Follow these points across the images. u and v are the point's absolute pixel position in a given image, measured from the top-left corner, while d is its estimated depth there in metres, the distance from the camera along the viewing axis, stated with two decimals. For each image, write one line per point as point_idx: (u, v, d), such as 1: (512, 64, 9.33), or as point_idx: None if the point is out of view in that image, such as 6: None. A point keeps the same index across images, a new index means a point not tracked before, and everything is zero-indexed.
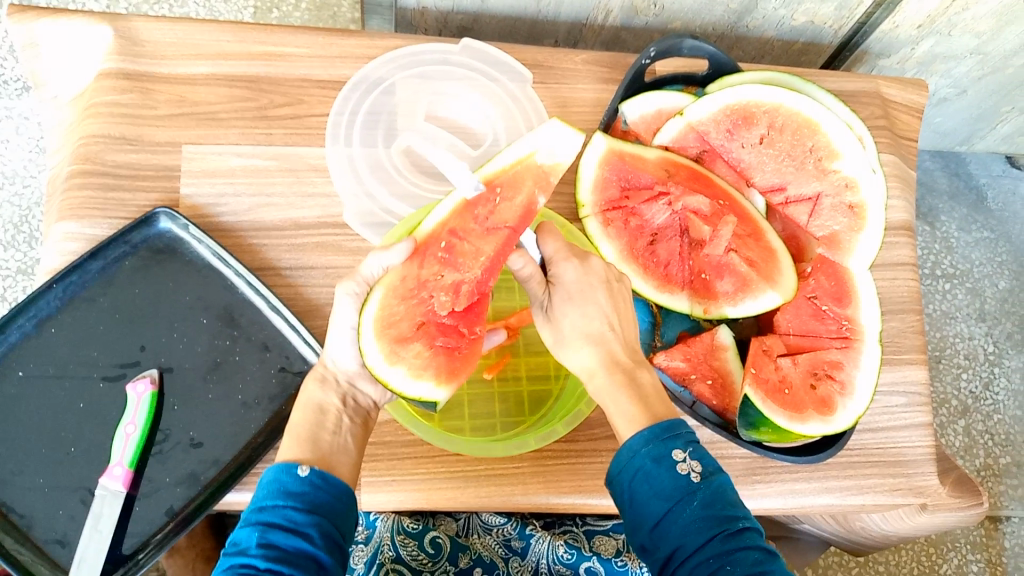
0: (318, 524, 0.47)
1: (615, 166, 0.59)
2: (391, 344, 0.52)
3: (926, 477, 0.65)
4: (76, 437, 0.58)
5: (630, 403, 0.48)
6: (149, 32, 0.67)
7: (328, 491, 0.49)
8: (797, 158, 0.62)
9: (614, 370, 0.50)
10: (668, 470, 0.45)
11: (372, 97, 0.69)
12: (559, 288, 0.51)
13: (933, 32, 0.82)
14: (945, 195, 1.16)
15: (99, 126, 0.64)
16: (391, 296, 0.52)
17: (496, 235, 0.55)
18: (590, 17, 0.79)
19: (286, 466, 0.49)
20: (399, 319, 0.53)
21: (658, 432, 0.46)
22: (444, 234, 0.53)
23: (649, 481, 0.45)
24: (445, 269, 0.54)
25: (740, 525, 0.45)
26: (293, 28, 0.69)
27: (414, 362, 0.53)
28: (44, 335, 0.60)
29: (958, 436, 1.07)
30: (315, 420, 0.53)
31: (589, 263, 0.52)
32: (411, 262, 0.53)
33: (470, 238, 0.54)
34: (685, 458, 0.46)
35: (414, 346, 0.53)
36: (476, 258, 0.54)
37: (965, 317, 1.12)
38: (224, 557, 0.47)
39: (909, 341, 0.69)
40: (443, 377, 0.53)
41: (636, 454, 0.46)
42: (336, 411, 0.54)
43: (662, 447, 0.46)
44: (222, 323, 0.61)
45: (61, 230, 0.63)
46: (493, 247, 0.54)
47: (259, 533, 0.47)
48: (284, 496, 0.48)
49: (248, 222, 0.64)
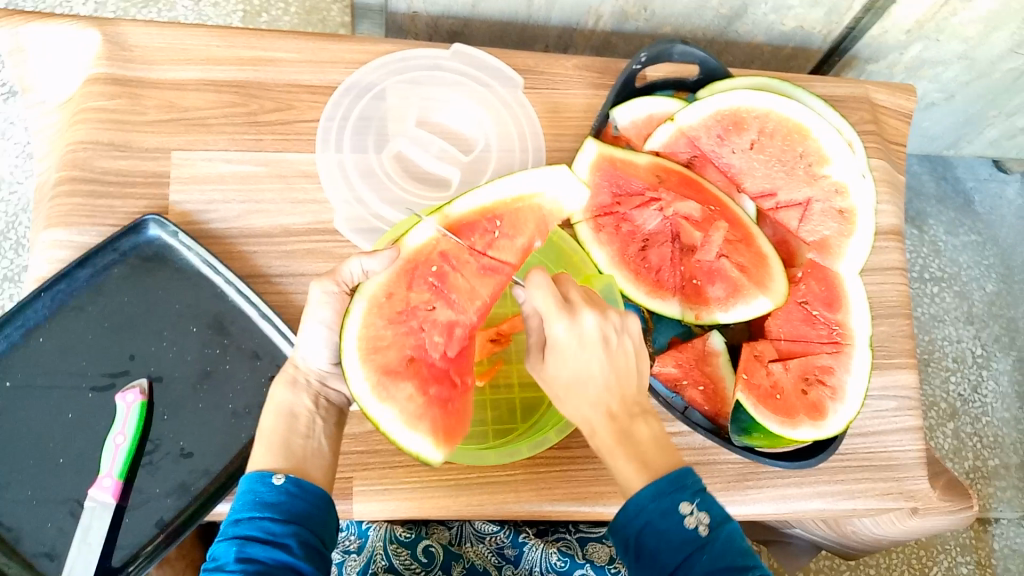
0: (297, 534, 0.48)
1: (606, 173, 0.59)
2: (378, 375, 0.52)
3: (917, 481, 0.65)
4: (65, 448, 0.58)
5: (624, 463, 0.48)
6: (138, 37, 0.66)
7: (304, 498, 0.49)
8: (787, 163, 0.63)
9: (612, 427, 0.49)
10: (676, 524, 0.46)
11: (363, 103, 0.68)
12: (553, 347, 0.48)
13: (921, 37, 0.82)
14: (933, 198, 1.17)
15: (86, 131, 0.64)
16: (375, 313, 0.52)
17: (490, 277, 0.55)
18: (580, 22, 0.79)
19: (261, 475, 0.50)
20: (386, 345, 0.52)
21: (664, 486, 0.47)
22: (434, 257, 0.53)
23: (658, 535, 0.46)
24: (435, 299, 0.54)
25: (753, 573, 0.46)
26: (282, 33, 0.68)
27: (405, 407, 0.52)
28: (31, 344, 0.59)
29: (947, 439, 1.07)
30: (288, 424, 0.53)
31: (580, 318, 0.48)
32: (400, 282, 0.52)
33: (464, 272, 0.54)
34: (692, 510, 0.47)
35: (405, 386, 0.52)
36: (470, 297, 0.55)
37: (953, 321, 1.12)
38: (206, 573, 0.48)
39: (899, 346, 0.69)
40: (439, 437, 0.52)
41: (642, 509, 0.47)
42: (308, 413, 0.54)
43: (669, 501, 0.47)
44: (211, 331, 0.61)
45: (49, 237, 0.62)
46: (488, 290, 0.55)
47: (236, 547, 0.47)
48: (260, 506, 0.48)
49: (238, 229, 0.64)
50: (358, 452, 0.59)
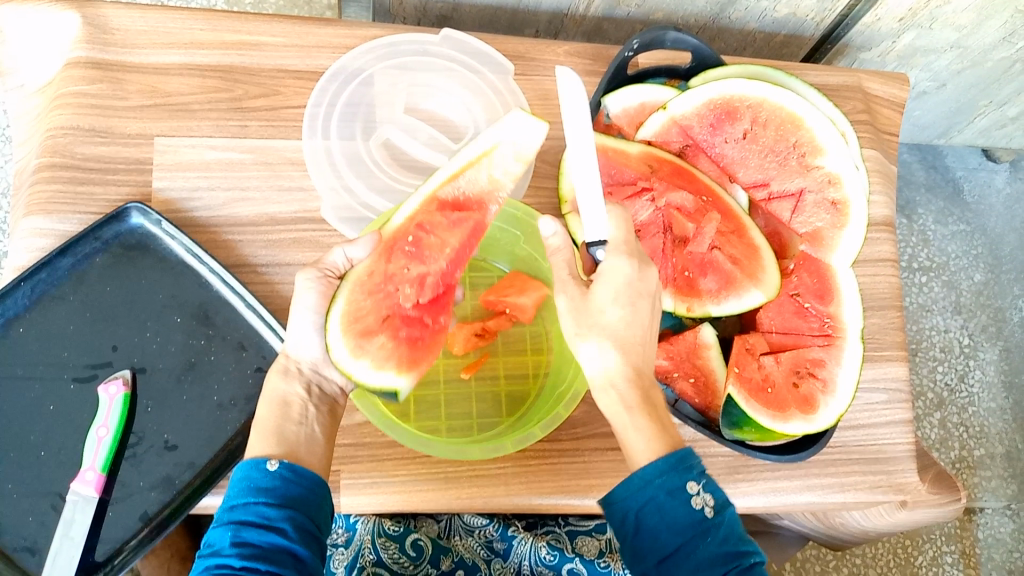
0: (291, 518, 0.46)
1: (597, 160, 0.58)
2: (357, 338, 0.52)
3: (906, 474, 0.65)
4: (46, 441, 0.56)
5: (646, 421, 0.48)
6: (119, 20, 0.65)
7: (300, 483, 0.48)
8: (780, 154, 0.62)
9: (635, 383, 0.49)
10: (683, 504, 0.45)
11: (350, 89, 0.67)
12: (604, 280, 0.49)
13: (915, 26, 0.81)
14: (922, 187, 1.17)
15: (67, 117, 0.62)
16: (358, 291, 0.52)
17: (462, 228, 0.55)
18: (571, 7, 0.78)
19: (255, 462, 0.48)
20: (365, 314, 0.53)
21: (675, 462, 0.47)
22: (411, 230, 0.53)
23: (663, 513, 0.45)
24: (412, 263, 0.55)
25: (750, 561, 0.45)
26: (267, 16, 0.66)
27: (377, 355, 0.52)
28: (11, 334, 0.58)
29: (933, 428, 1.08)
30: (281, 413, 0.52)
31: (646, 271, 0.49)
32: (380, 258, 0.53)
33: (437, 232, 0.54)
34: (699, 490, 0.46)
35: (378, 338, 0.53)
36: (441, 250, 0.55)
37: (941, 310, 1.13)
38: (199, 559, 0.46)
39: (890, 338, 0.69)
40: (403, 366, 0.53)
41: (649, 484, 0.46)
42: (301, 401, 0.52)
43: (677, 479, 0.46)
44: (196, 322, 0.60)
45: (29, 225, 0.61)
46: (459, 240, 0.55)
47: (231, 532, 0.46)
48: (254, 492, 0.47)
49: (223, 218, 0.63)
50: (346, 446, 0.58)
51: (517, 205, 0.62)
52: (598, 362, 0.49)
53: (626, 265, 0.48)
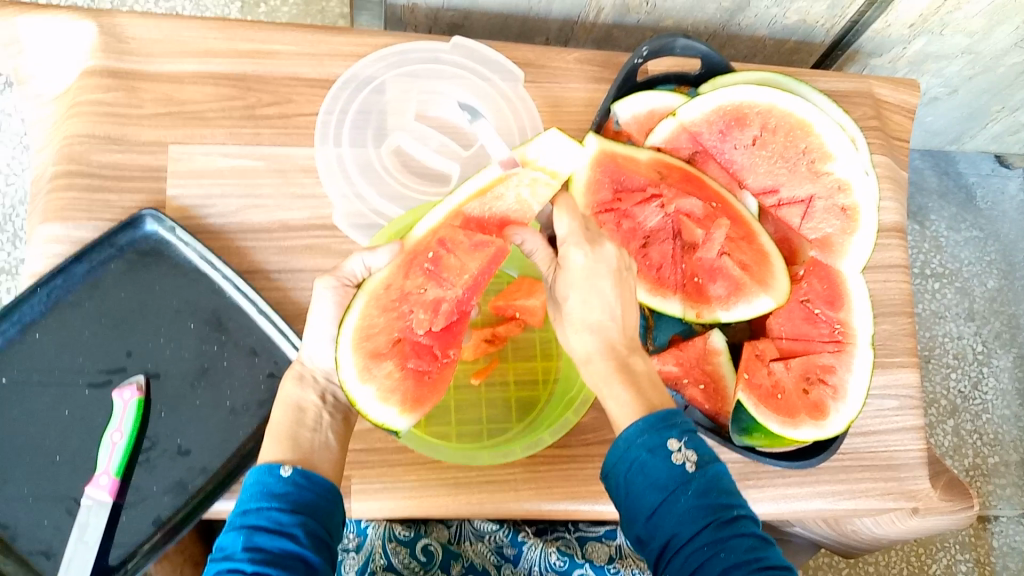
0: (303, 524, 0.47)
1: (606, 168, 0.58)
2: (366, 359, 0.52)
3: (917, 481, 0.65)
4: (61, 445, 0.57)
5: (623, 389, 0.49)
6: (135, 29, 0.66)
7: (311, 489, 0.49)
8: (790, 160, 0.62)
9: (610, 356, 0.51)
10: (663, 461, 0.45)
11: (362, 97, 0.68)
12: (566, 270, 0.51)
13: (926, 32, 0.81)
14: (935, 193, 1.16)
15: (82, 125, 0.63)
16: (373, 306, 0.52)
17: (482, 252, 0.53)
18: (581, 15, 0.79)
19: (269, 467, 0.49)
20: (377, 332, 0.53)
21: (654, 421, 0.47)
22: (433, 244, 0.53)
23: (645, 472, 0.45)
24: (429, 283, 0.54)
25: (735, 514, 0.45)
26: (280, 25, 0.67)
27: (383, 383, 0.52)
28: (27, 340, 0.59)
29: (947, 436, 1.07)
30: (295, 417, 0.53)
31: (600, 249, 0.51)
32: (398, 271, 0.53)
33: (457, 252, 0.53)
34: (680, 447, 0.46)
35: (386, 365, 0.53)
36: (460, 275, 0.54)
37: (954, 317, 1.12)
38: (211, 563, 0.46)
39: (900, 344, 0.69)
40: (406, 405, 0.53)
41: (631, 445, 0.46)
42: (316, 407, 0.54)
43: (657, 437, 0.46)
44: (209, 328, 0.61)
45: (45, 232, 0.62)
46: (478, 265, 0.54)
47: (243, 537, 0.46)
48: (267, 497, 0.47)
49: (236, 224, 0.63)
50: (357, 450, 0.59)
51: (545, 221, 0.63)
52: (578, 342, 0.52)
53: (581, 254, 0.50)
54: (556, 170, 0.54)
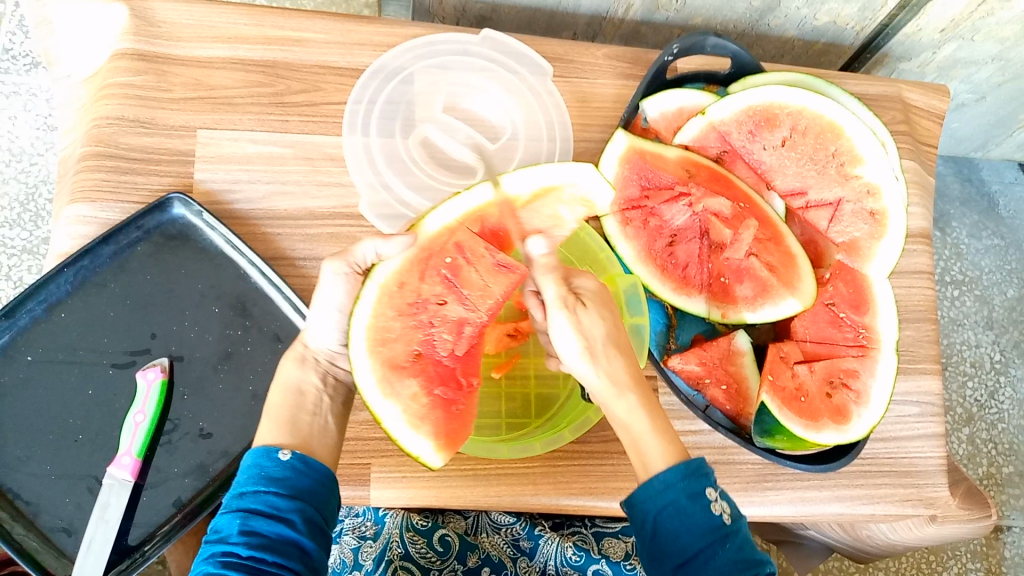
0: (300, 510, 0.47)
1: (634, 165, 0.59)
2: (385, 369, 0.51)
3: (937, 488, 0.64)
4: (84, 425, 0.57)
5: (660, 430, 0.50)
6: (166, 13, 0.66)
7: (309, 475, 0.49)
8: (819, 163, 0.62)
9: (637, 391, 0.50)
10: (702, 507, 0.47)
11: (391, 86, 0.68)
12: (586, 293, 0.50)
13: (957, 37, 0.81)
14: (957, 201, 1.16)
15: (112, 107, 0.63)
16: (387, 305, 0.51)
17: (506, 274, 0.53)
18: (611, 10, 0.79)
19: (267, 450, 0.49)
20: (394, 339, 0.52)
21: (693, 469, 0.48)
22: (450, 247, 0.52)
23: (685, 517, 0.47)
24: (448, 294, 0.53)
25: (764, 570, 0.47)
26: (311, 13, 0.67)
27: (410, 407, 0.51)
28: (52, 319, 0.59)
29: (962, 444, 1.07)
30: (295, 402, 0.53)
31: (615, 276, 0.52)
32: (413, 272, 0.52)
33: (478, 267, 0.53)
34: (716, 498, 0.48)
35: (410, 384, 0.52)
36: (483, 297, 0.53)
37: (972, 325, 1.11)
38: (206, 545, 0.47)
39: (924, 351, 0.68)
40: (441, 442, 0.51)
41: (669, 487, 0.48)
42: (315, 391, 0.54)
43: (697, 484, 0.48)
44: (233, 313, 0.61)
45: (72, 213, 0.62)
46: (502, 287, 0.53)
47: (239, 520, 0.47)
48: (265, 481, 0.48)
49: (263, 210, 0.63)
50: (377, 440, 0.59)
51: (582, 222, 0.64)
52: (607, 371, 0.49)
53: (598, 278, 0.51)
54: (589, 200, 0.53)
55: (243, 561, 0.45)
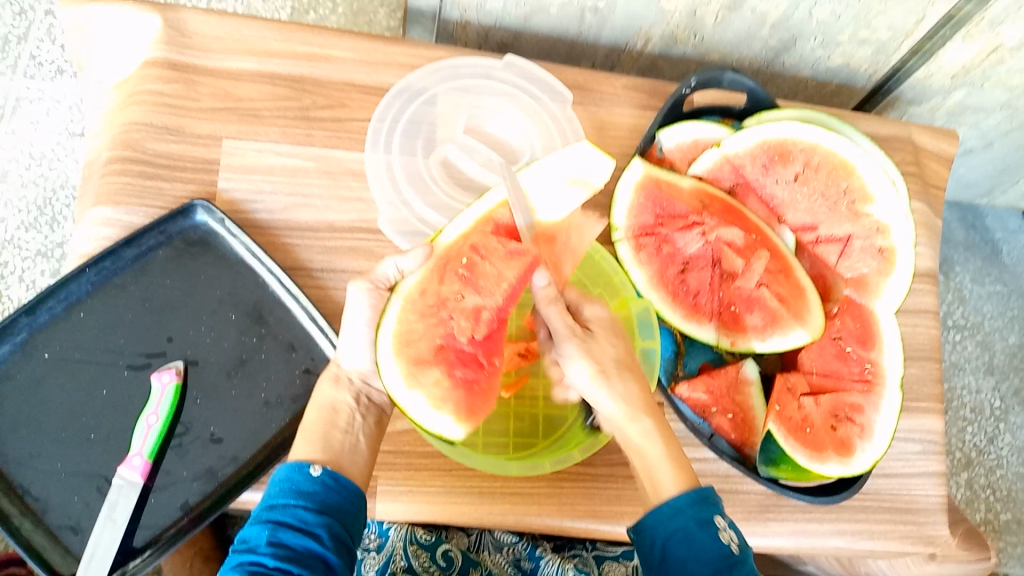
0: (328, 525, 0.48)
1: (650, 193, 0.61)
2: (409, 365, 0.52)
3: (937, 527, 0.64)
4: (96, 424, 0.58)
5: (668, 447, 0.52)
6: (198, 25, 0.67)
7: (339, 492, 0.50)
8: (831, 199, 0.63)
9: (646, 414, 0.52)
10: (710, 534, 0.48)
11: (415, 106, 0.69)
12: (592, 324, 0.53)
13: (967, 84, 0.82)
14: (961, 246, 1.17)
15: (141, 113, 0.65)
16: (411, 310, 0.53)
17: (518, 260, 0.52)
18: (630, 43, 0.80)
19: (300, 465, 0.50)
20: (417, 338, 0.53)
21: (701, 496, 0.49)
22: (465, 251, 0.54)
23: (690, 543, 0.47)
24: (466, 289, 0.54)
25: None
26: (339, 31, 0.69)
27: (433, 391, 0.52)
28: (72, 318, 0.60)
29: (960, 488, 1.07)
30: (328, 419, 0.53)
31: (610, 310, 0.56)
32: (432, 277, 0.54)
33: (491, 259, 0.53)
34: (726, 528, 0.49)
35: (433, 372, 0.53)
36: (497, 283, 0.53)
37: (973, 370, 1.12)
38: (234, 554, 0.48)
39: (927, 390, 0.69)
40: (462, 413, 0.52)
41: (679, 513, 0.49)
42: (349, 409, 0.54)
43: (706, 512, 0.49)
44: (249, 320, 0.62)
45: (95, 215, 0.63)
46: (515, 273, 0.52)
47: (269, 530, 0.48)
48: (295, 494, 0.49)
49: (283, 221, 0.65)
50: (385, 452, 0.59)
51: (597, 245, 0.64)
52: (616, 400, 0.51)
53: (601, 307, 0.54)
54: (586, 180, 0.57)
55: (268, 571, 0.46)
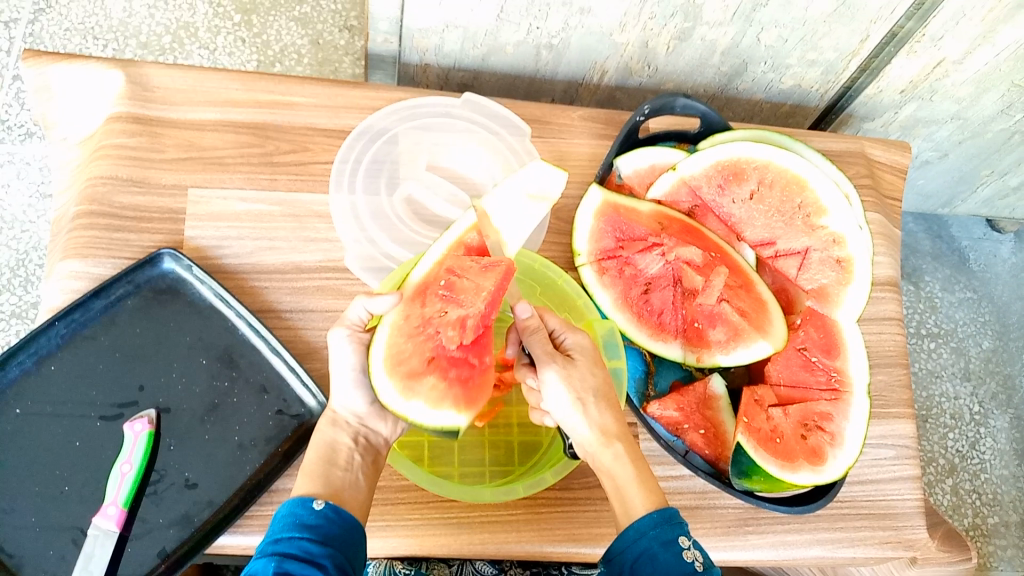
0: (332, 556, 0.48)
1: (609, 219, 0.62)
2: (404, 379, 0.53)
3: (915, 530, 0.65)
4: (70, 476, 0.58)
5: (634, 474, 0.53)
6: (160, 78, 0.69)
7: (341, 524, 0.51)
8: (786, 215, 0.64)
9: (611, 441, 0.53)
10: (673, 554, 0.48)
11: (376, 146, 0.70)
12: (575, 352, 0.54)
13: (916, 97, 0.85)
14: (928, 256, 1.19)
15: (107, 167, 0.66)
16: (398, 333, 0.54)
17: (493, 270, 0.54)
18: (586, 76, 0.83)
19: (302, 500, 0.52)
20: (408, 355, 0.54)
21: (665, 517, 0.50)
22: (441, 274, 0.55)
23: (654, 563, 0.48)
24: (449, 305, 0.55)
25: None
26: (300, 78, 0.71)
27: (430, 395, 0.54)
28: (43, 372, 0.60)
29: (946, 495, 1.07)
30: (327, 457, 0.55)
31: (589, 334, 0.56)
32: (413, 302, 0.54)
33: (469, 275, 0.55)
34: (689, 545, 0.49)
35: (428, 380, 0.54)
36: (477, 293, 0.54)
37: (950, 377, 1.13)
38: None
39: (897, 396, 0.70)
40: (462, 405, 0.54)
41: (643, 535, 0.49)
42: (347, 448, 0.56)
43: (670, 532, 0.49)
44: (220, 364, 0.62)
45: (64, 268, 0.63)
46: (492, 281, 0.54)
47: (274, 563, 0.47)
48: (300, 527, 0.50)
49: (250, 265, 0.65)
50: None
51: (556, 269, 0.64)
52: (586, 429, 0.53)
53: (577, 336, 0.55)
54: (547, 194, 0.59)
55: None
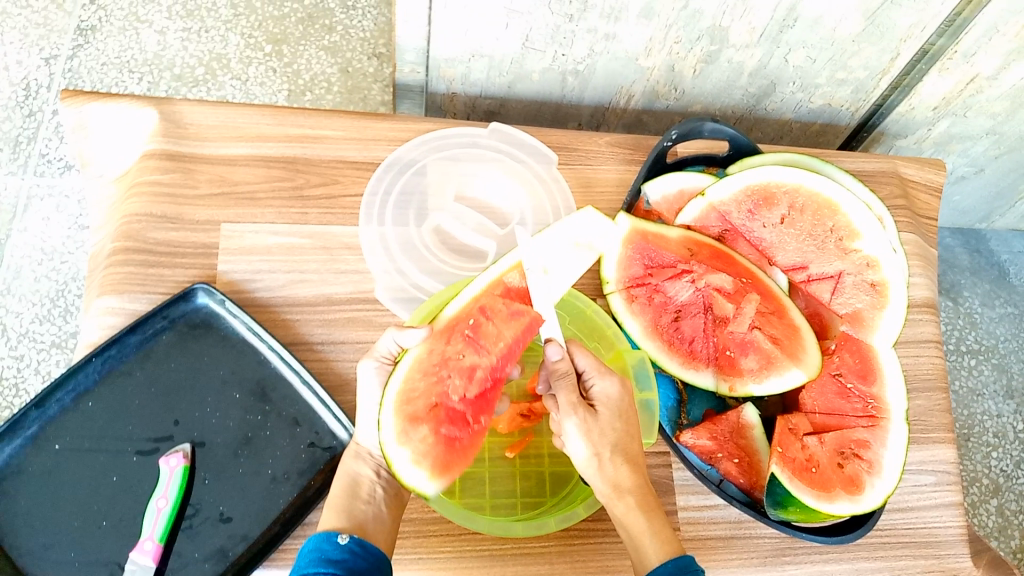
0: None
1: (637, 246, 0.61)
2: (406, 422, 0.53)
3: (959, 559, 0.63)
4: (108, 511, 0.59)
5: (650, 525, 0.53)
6: (193, 115, 0.70)
7: (366, 558, 0.51)
8: (818, 238, 0.63)
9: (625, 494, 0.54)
10: None
11: (405, 178, 0.71)
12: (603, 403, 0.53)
13: (949, 114, 0.83)
14: (966, 271, 1.17)
15: (141, 204, 0.67)
16: (416, 369, 0.54)
17: (517, 321, 0.55)
18: (613, 101, 0.83)
19: (327, 535, 0.52)
20: (417, 396, 0.54)
21: (680, 566, 0.50)
22: (473, 312, 0.56)
23: None
24: (467, 349, 0.56)
25: None
26: (329, 111, 0.72)
27: (418, 447, 0.53)
28: (80, 408, 0.61)
29: (991, 516, 1.05)
30: (350, 491, 0.55)
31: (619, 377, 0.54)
32: (437, 339, 0.55)
33: (495, 320, 0.56)
34: None
35: (422, 429, 0.54)
36: (496, 343, 0.56)
37: (992, 395, 1.11)
38: None
39: (936, 420, 0.68)
40: (436, 470, 0.53)
41: None
42: (370, 481, 0.56)
43: None
44: (253, 398, 0.63)
45: (101, 304, 0.64)
46: (513, 332, 0.55)
47: None
48: (324, 562, 0.50)
49: (282, 298, 0.66)
50: None
51: (585, 298, 0.65)
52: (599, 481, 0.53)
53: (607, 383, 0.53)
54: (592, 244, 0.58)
55: None
